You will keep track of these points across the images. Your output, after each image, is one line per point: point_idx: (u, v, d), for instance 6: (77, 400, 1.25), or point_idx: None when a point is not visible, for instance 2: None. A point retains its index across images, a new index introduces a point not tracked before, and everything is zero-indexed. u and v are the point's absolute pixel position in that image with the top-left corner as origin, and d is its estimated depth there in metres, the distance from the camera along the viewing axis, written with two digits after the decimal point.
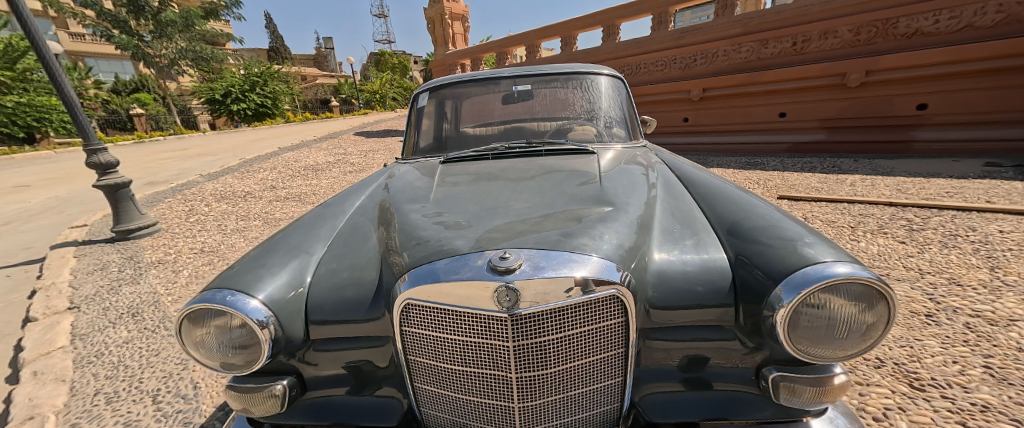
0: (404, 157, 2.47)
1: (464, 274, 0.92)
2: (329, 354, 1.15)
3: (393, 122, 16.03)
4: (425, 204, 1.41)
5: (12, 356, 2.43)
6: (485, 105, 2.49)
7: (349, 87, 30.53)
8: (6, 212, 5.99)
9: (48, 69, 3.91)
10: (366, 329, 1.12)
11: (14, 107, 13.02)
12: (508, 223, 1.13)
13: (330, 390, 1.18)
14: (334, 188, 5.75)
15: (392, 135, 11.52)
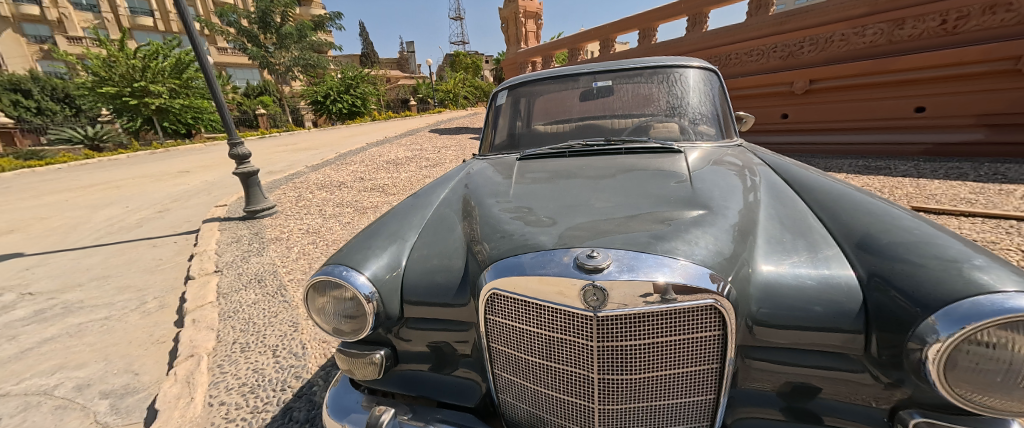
0: (480, 154, 2.56)
1: (550, 269, 0.92)
2: (418, 332, 1.25)
3: (464, 119, 16.76)
4: (505, 199, 1.46)
5: (179, 306, 3.10)
6: (561, 102, 2.47)
7: (427, 87, 32.59)
8: (174, 191, 7.59)
9: (207, 77, 4.80)
10: (451, 313, 1.19)
11: (179, 109, 16.40)
12: (590, 221, 1.12)
13: (416, 365, 1.29)
14: (412, 181, 6.21)
15: (464, 132, 12.05)
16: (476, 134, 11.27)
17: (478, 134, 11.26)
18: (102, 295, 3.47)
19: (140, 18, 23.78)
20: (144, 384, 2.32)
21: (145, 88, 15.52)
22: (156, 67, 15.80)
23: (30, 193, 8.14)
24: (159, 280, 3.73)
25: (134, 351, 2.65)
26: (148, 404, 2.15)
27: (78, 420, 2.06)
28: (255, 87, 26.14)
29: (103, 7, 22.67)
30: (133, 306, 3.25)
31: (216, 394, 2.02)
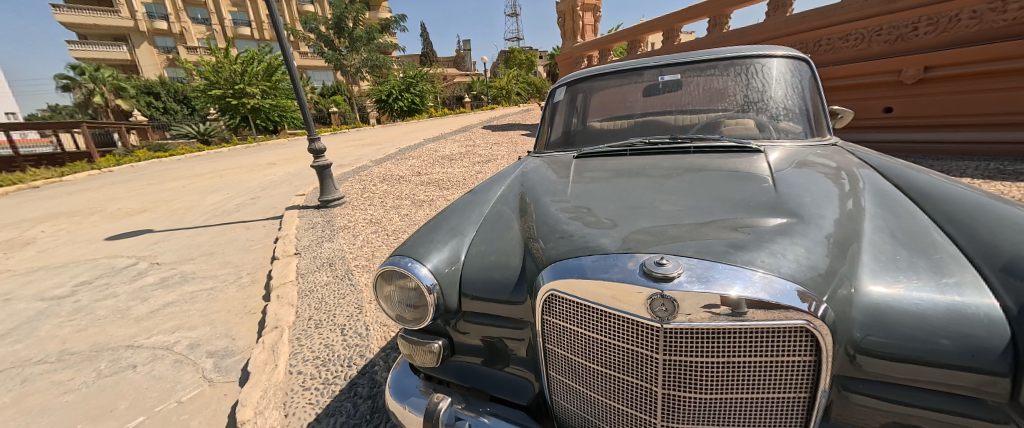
0: (536, 150, 2.55)
1: (613, 274, 0.90)
2: (474, 326, 1.28)
3: (517, 116, 16.86)
4: (563, 199, 1.44)
5: (267, 282, 3.52)
6: (623, 98, 2.37)
7: (481, 84, 33.27)
8: (262, 181, 8.59)
9: (291, 79, 5.32)
10: (508, 310, 1.21)
11: (268, 108, 18.48)
12: (655, 226, 1.06)
13: (470, 358, 1.33)
14: (465, 176, 6.40)
15: (516, 128, 12.13)
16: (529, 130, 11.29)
17: (531, 130, 11.27)
18: (208, 269, 4.05)
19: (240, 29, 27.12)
20: (239, 348, 2.67)
21: (242, 90, 17.69)
22: (252, 72, 17.86)
23: (156, 180, 9.71)
24: (250, 259, 4.26)
25: (231, 319, 3.05)
26: (242, 366, 2.48)
27: (190, 374, 2.44)
28: (329, 88, 28.60)
29: (212, 20, 26.20)
30: (230, 280, 3.74)
31: (295, 364, 2.27)
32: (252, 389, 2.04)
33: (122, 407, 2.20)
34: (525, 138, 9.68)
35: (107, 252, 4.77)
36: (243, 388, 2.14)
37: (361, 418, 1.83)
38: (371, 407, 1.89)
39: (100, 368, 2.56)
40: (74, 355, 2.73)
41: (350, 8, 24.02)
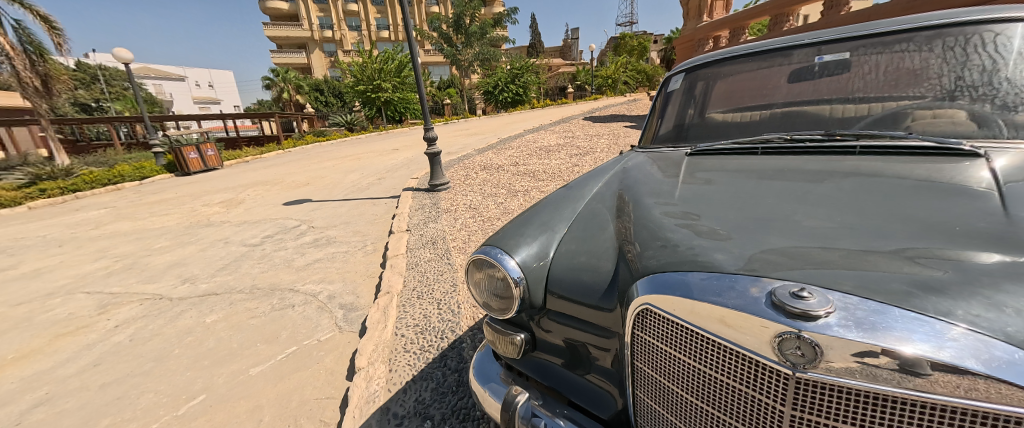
0: (643, 144, 2.41)
1: (728, 300, 0.79)
2: (558, 326, 1.26)
3: (623, 106, 16.00)
4: (673, 201, 1.31)
5: (384, 253, 4.05)
6: (760, 85, 2.07)
7: (586, 74, 32.34)
8: (386, 164, 9.87)
9: (415, 73, 5.88)
10: (595, 316, 1.15)
11: (395, 101, 21.02)
12: (795, 247, 0.89)
13: (550, 357, 1.33)
14: (561, 168, 6.35)
15: (619, 119, 11.54)
16: (634, 122, 10.64)
17: (636, 122, 10.59)
18: (343, 236, 4.83)
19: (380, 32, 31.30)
20: (360, 305, 3.14)
21: (378, 85, 20.53)
22: (387, 70, 20.54)
23: (313, 160, 11.94)
24: (372, 230, 4.95)
25: (356, 279, 3.61)
26: (361, 321, 2.91)
27: (326, 320, 2.96)
28: (444, 82, 31.14)
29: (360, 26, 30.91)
30: (357, 247, 4.41)
31: (399, 328, 2.57)
32: (365, 344, 2.40)
33: (282, 336, 2.78)
34: (629, 130, 9.14)
35: (278, 214, 6.05)
36: (360, 341, 2.53)
37: (448, 388, 1.99)
38: (457, 380, 2.04)
39: (270, 302, 3.28)
40: (255, 289, 3.54)
41: (468, 5, 25.63)
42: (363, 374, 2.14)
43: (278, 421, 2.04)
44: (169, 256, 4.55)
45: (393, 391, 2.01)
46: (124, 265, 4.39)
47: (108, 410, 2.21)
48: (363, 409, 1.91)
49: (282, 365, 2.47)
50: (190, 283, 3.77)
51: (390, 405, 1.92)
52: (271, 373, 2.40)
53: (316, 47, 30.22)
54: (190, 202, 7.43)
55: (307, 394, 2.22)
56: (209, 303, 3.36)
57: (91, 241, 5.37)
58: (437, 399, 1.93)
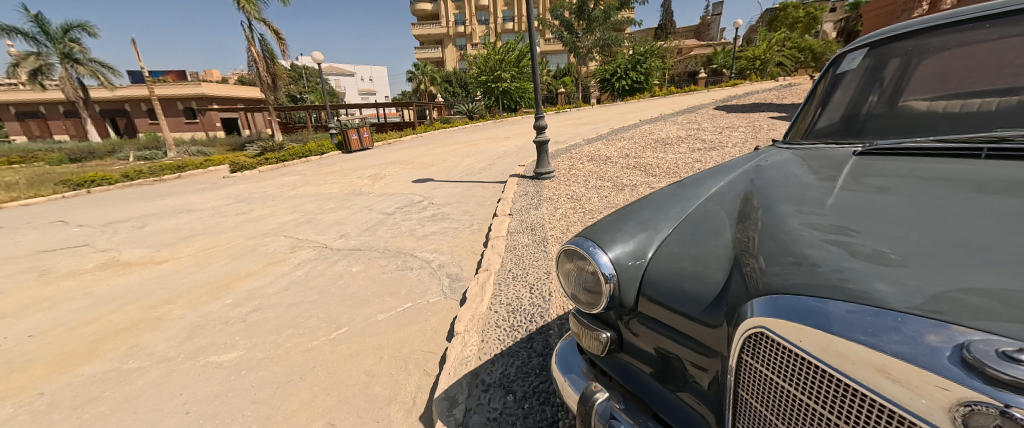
0: (790, 138, 2.09)
1: (887, 343, 0.62)
2: (649, 332, 1.18)
3: (769, 93, 13.42)
4: (818, 211, 1.09)
5: (487, 234, 4.33)
6: (999, 62, 1.61)
7: (724, 56, 27.87)
8: (499, 151, 10.45)
9: (533, 61, 5.96)
10: (696, 330, 1.04)
11: (513, 90, 22.01)
12: (1012, 291, 0.65)
13: (637, 362, 1.25)
14: (678, 164, 5.79)
15: (763, 108, 9.76)
16: (781, 111, 8.91)
17: (786, 112, 8.84)
18: (455, 213, 5.32)
19: (506, 23, 32.86)
20: (463, 277, 3.45)
21: (498, 75, 21.66)
22: (507, 60, 21.52)
23: (438, 144, 13.31)
24: (480, 211, 5.33)
25: (462, 253, 3.95)
26: (463, 291, 3.19)
27: (436, 285, 3.33)
28: (562, 70, 30.92)
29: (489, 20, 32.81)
30: (465, 225, 4.81)
31: (493, 304, 2.74)
32: (463, 313, 2.64)
33: (401, 293, 3.24)
34: (771, 123, 7.77)
35: (407, 189, 6.96)
36: (460, 309, 2.78)
37: (532, 369, 2.06)
38: (541, 364, 2.09)
39: (394, 263, 3.84)
40: (384, 250, 4.18)
41: None
42: (459, 339, 2.36)
43: (394, 362, 2.40)
44: (329, 215, 5.67)
45: (483, 360, 2.17)
46: (301, 218, 5.65)
47: (287, 323, 2.90)
48: (456, 369, 2.11)
49: (399, 317, 2.89)
50: (341, 238, 4.64)
51: (479, 371, 2.09)
52: (391, 322, 2.83)
53: (450, 41, 33.30)
54: (348, 173, 9.13)
55: (416, 345, 2.55)
56: (352, 256, 4.09)
57: (283, 199, 7.04)
58: (521, 377, 2.01)
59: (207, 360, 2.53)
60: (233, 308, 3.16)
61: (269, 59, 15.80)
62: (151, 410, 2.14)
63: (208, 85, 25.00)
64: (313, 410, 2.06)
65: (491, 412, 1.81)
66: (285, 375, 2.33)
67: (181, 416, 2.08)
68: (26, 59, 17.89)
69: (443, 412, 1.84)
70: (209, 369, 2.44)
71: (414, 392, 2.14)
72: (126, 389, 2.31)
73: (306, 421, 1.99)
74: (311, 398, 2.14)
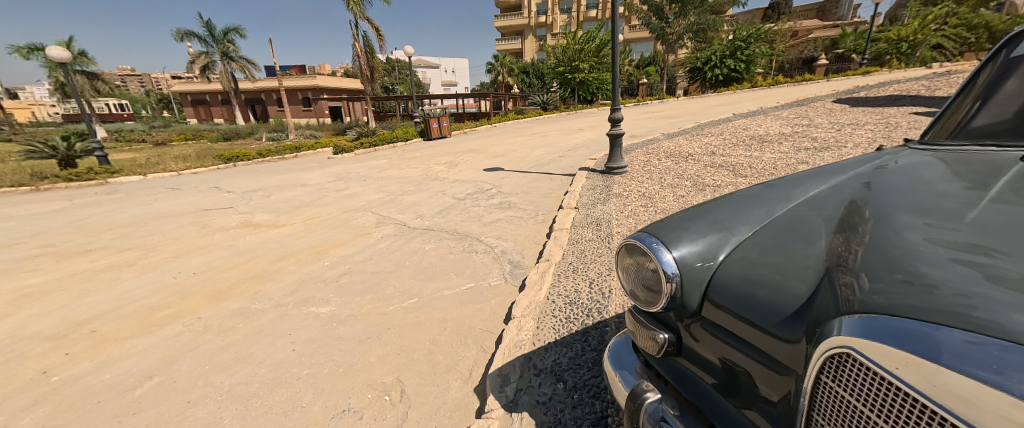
0: (932, 138, 1.80)
1: (1015, 384, 0.48)
2: (713, 340, 1.10)
3: (911, 82, 11.02)
4: (949, 227, 0.92)
5: (552, 225, 4.35)
6: None
7: (855, 38, 23.46)
8: (571, 143, 10.32)
9: (613, 51, 5.71)
10: (768, 344, 0.94)
11: (592, 80, 21.46)
12: None
13: (695, 369, 1.18)
14: (774, 165, 5.14)
15: (899, 100, 8.08)
16: (924, 105, 7.30)
17: (931, 105, 7.21)
18: (522, 203, 5.41)
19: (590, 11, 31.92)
20: (525, 265, 3.52)
21: (577, 65, 21.24)
22: (587, 49, 20.92)
23: (510, 135, 13.49)
24: (546, 203, 5.34)
25: (525, 242, 4.02)
26: (523, 278, 3.26)
27: (497, 269, 3.46)
28: (646, 59, 29.14)
29: (571, 8, 31.96)
30: (530, 215, 4.86)
31: (551, 294, 2.77)
32: (521, 299, 2.71)
33: (466, 273, 3.42)
34: (908, 118, 6.42)
35: (478, 177, 7.23)
36: (518, 295, 2.86)
37: (584, 362, 2.05)
38: (595, 358, 2.07)
39: (462, 245, 4.04)
40: (453, 233, 4.42)
41: None
42: (515, 323, 2.44)
43: (456, 334, 2.56)
44: (408, 197, 6.14)
45: (536, 346, 2.21)
46: (385, 197, 6.20)
47: (369, 288, 3.24)
48: (510, 351, 2.18)
49: (463, 295, 3.06)
50: (417, 218, 5.01)
51: (531, 356, 2.13)
52: (456, 298, 3.01)
53: (532, 32, 33.38)
54: (427, 159, 9.79)
55: (476, 323, 2.68)
56: (425, 235, 4.40)
57: (370, 179, 7.79)
58: (572, 368, 2.01)
59: (307, 310, 2.95)
60: (328, 269, 3.62)
61: (369, 54, 17.37)
62: (266, 343, 2.56)
63: (321, 77, 28.45)
64: (386, 366, 2.29)
65: (540, 396, 1.85)
66: (366, 332, 2.62)
67: (288, 352, 2.46)
68: (197, 58, 22.06)
69: (495, 387, 1.93)
70: (309, 318, 2.83)
71: (471, 364, 2.27)
72: (252, 324, 2.80)
73: (380, 374, 2.22)
74: (384, 355, 2.39)
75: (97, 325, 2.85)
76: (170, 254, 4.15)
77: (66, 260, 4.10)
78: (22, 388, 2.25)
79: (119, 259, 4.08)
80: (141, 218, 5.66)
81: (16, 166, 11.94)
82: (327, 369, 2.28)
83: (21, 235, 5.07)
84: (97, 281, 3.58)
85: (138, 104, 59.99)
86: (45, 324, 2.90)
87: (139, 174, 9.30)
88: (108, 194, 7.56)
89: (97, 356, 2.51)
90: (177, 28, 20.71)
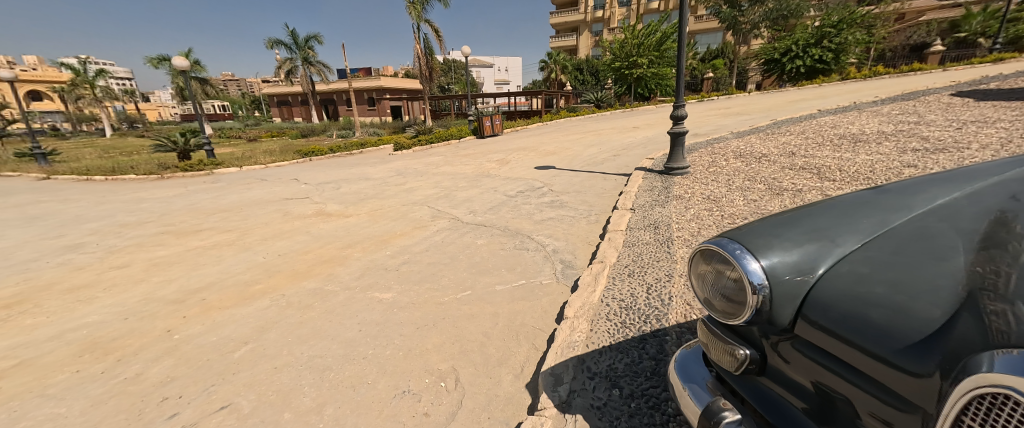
0: None
1: None
2: (807, 360, 0.99)
3: None
4: None
5: (606, 226, 4.24)
6: None
7: (983, 19, 19.84)
8: (627, 142, 9.95)
9: (680, 44, 5.36)
10: (882, 372, 0.81)
11: (652, 75, 20.53)
12: None
13: (782, 391, 1.07)
14: (869, 168, 4.53)
15: None
16: None
17: None
18: (574, 202, 5.33)
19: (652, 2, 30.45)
20: (577, 265, 3.46)
21: (635, 61, 20.42)
22: (647, 44, 20.03)
23: (563, 133, 13.33)
24: (599, 203, 5.20)
25: (578, 242, 3.96)
26: (575, 278, 3.22)
27: (549, 268, 3.45)
28: (713, 51, 27.14)
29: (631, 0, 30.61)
30: (583, 215, 4.77)
31: (605, 297, 2.70)
32: (574, 299, 2.68)
33: (518, 269, 3.46)
34: None
35: (530, 175, 7.24)
36: (571, 295, 2.83)
37: (641, 370, 1.97)
38: (653, 367, 1.97)
39: (513, 242, 4.09)
40: (505, 229, 4.47)
41: None
42: (568, 323, 2.42)
43: (508, 329, 2.60)
44: (461, 192, 6.32)
45: (590, 348, 2.17)
46: (440, 192, 6.45)
47: (426, 277, 3.40)
48: (563, 351, 2.17)
49: (514, 291, 3.09)
50: (471, 213, 5.15)
51: (585, 358, 2.10)
52: (508, 294, 3.05)
53: (588, 28, 32.53)
54: (481, 157, 10.05)
55: (527, 320, 2.70)
56: (478, 230, 4.51)
57: (427, 175, 8.15)
58: (629, 374, 1.94)
59: (372, 295, 3.17)
60: (390, 258, 3.86)
61: (429, 55, 18.10)
62: (337, 322, 2.80)
63: (384, 79, 30.29)
64: (442, 353, 2.39)
65: (595, 400, 1.81)
66: (423, 320, 2.75)
67: (356, 332, 2.66)
68: (283, 63, 24.59)
69: (548, 386, 1.93)
70: (373, 302, 3.04)
71: (523, 361, 2.29)
72: (325, 304, 3.07)
73: (436, 361, 2.32)
74: (440, 343, 2.49)
75: (206, 295, 3.31)
76: (261, 237, 4.69)
77: (182, 238, 4.80)
78: (152, 342, 2.69)
79: (221, 239, 4.68)
80: (238, 204, 6.46)
81: (145, 157, 14.23)
82: (389, 351, 2.43)
83: (149, 215, 6.02)
84: (205, 257, 4.14)
85: (234, 105, 68.35)
86: (167, 290, 3.43)
87: (236, 166, 10.60)
88: (211, 183, 8.75)
89: (206, 320, 2.92)
90: (269, 37, 23.21)
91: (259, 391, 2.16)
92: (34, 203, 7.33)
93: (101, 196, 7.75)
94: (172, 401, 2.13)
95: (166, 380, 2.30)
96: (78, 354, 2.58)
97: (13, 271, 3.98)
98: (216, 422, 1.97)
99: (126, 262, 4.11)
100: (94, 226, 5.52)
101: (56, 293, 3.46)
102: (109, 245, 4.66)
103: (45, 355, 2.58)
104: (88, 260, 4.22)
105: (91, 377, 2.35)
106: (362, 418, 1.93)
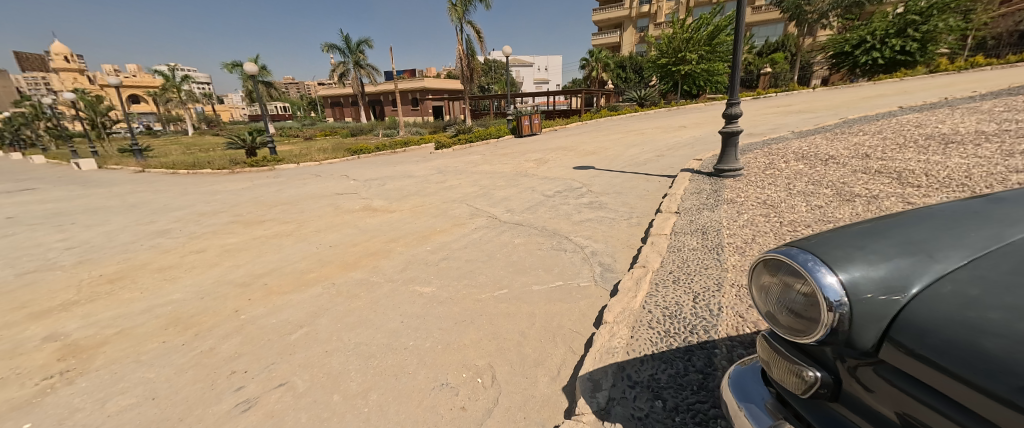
0: None
1: None
2: (892, 390, 0.86)
3: None
4: None
5: (649, 229, 4.09)
6: None
7: None
8: (672, 142, 9.53)
9: (736, 37, 4.98)
10: (980, 404, 0.67)
11: (702, 71, 19.49)
12: None
13: (860, 420, 0.96)
14: (963, 173, 3.98)
15: None
16: None
17: None
18: (615, 203, 5.19)
19: None
20: (616, 269, 3.37)
21: (684, 57, 19.46)
22: (697, 38, 18.96)
23: (604, 132, 13.04)
24: (641, 204, 5.02)
25: (618, 245, 3.85)
26: (615, 282, 3.14)
27: (588, 270, 3.39)
28: (772, 43, 25.19)
29: None
30: (624, 217, 4.64)
31: (647, 303, 2.60)
32: (613, 304, 2.62)
33: (555, 270, 3.43)
34: None
35: (569, 175, 7.14)
36: (611, 299, 2.77)
37: (687, 382, 1.87)
38: (700, 382, 1.86)
39: (551, 242, 4.06)
40: (543, 229, 4.46)
41: None
42: (607, 328, 2.37)
43: (545, 330, 2.58)
44: (500, 191, 6.38)
45: (631, 356, 2.10)
46: (479, 191, 6.54)
47: (464, 274, 3.47)
48: (602, 357, 2.12)
49: (552, 292, 3.07)
50: (508, 212, 5.17)
51: (626, 366, 2.03)
52: (545, 294, 3.04)
53: (633, 24, 31.42)
54: (520, 156, 10.13)
55: (565, 322, 2.66)
56: (516, 229, 4.52)
57: (467, 173, 8.30)
58: (673, 386, 1.86)
59: (414, 288, 3.29)
60: (430, 254, 3.98)
61: (471, 56, 18.42)
62: (382, 312, 2.93)
63: (428, 80, 31.25)
64: (479, 350, 2.42)
65: (636, 410, 1.74)
66: (462, 315, 2.81)
67: (398, 323, 2.77)
68: (337, 67, 26.14)
69: (586, 391, 1.89)
70: (414, 295, 3.16)
71: (560, 364, 2.26)
72: (371, 294, 3.23)
73: (473, 357, 2.36)
74: (478, 340, 2.53)
75: (268, 280, 3.62)
76: (315, 229, 5.03)
77: (249, 227, 5.26)
78: (224, 319, 2.98)
79: (281, 230, 5.08)
80: (296, 198, 6.97)
81: (220, 154, 15.81)
82: (429, 344, 2.51)
83: (221, 206, 6.66)
84: (268, 246, 4.51)
85: (292, 106, 73.68)
86: (237, 274, 3.79)
87: (294, 162, 11.45)
88: (273, 178, 9.52)
89: (268, 303, 3.18)
90: (325, 42, 24.74)
91: (312, 372, 2.32)
92: (131, 193, 8.40)
93: (184, 188, 8.70)
94: (239, 375, 2.35)
95: (235, 355, 2.54)
96: (165, 326, 2.93)
97: (116, 252, 4.58)
98: (275, 398, 2.14)
99: (203, 247, 4.58)
100: (177, 215, 6.21)
101: (148, 272, 3.94)
102: (190, 232, 5.22)
103: (139, 325, 2.95)
104: (173, 244, 4.75)
105: (174, 348, 2.65)
106: (403, 406, 2.01)
